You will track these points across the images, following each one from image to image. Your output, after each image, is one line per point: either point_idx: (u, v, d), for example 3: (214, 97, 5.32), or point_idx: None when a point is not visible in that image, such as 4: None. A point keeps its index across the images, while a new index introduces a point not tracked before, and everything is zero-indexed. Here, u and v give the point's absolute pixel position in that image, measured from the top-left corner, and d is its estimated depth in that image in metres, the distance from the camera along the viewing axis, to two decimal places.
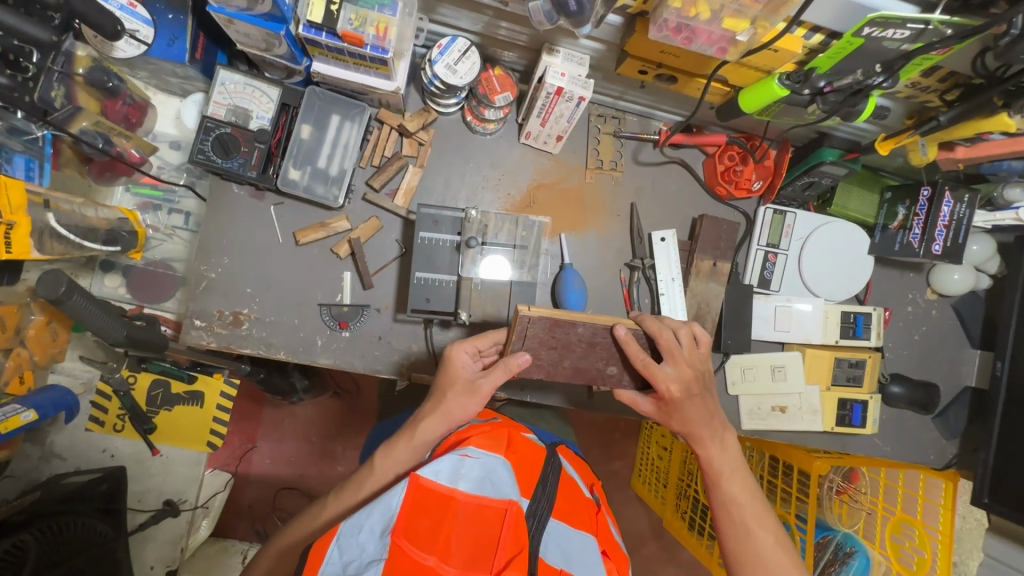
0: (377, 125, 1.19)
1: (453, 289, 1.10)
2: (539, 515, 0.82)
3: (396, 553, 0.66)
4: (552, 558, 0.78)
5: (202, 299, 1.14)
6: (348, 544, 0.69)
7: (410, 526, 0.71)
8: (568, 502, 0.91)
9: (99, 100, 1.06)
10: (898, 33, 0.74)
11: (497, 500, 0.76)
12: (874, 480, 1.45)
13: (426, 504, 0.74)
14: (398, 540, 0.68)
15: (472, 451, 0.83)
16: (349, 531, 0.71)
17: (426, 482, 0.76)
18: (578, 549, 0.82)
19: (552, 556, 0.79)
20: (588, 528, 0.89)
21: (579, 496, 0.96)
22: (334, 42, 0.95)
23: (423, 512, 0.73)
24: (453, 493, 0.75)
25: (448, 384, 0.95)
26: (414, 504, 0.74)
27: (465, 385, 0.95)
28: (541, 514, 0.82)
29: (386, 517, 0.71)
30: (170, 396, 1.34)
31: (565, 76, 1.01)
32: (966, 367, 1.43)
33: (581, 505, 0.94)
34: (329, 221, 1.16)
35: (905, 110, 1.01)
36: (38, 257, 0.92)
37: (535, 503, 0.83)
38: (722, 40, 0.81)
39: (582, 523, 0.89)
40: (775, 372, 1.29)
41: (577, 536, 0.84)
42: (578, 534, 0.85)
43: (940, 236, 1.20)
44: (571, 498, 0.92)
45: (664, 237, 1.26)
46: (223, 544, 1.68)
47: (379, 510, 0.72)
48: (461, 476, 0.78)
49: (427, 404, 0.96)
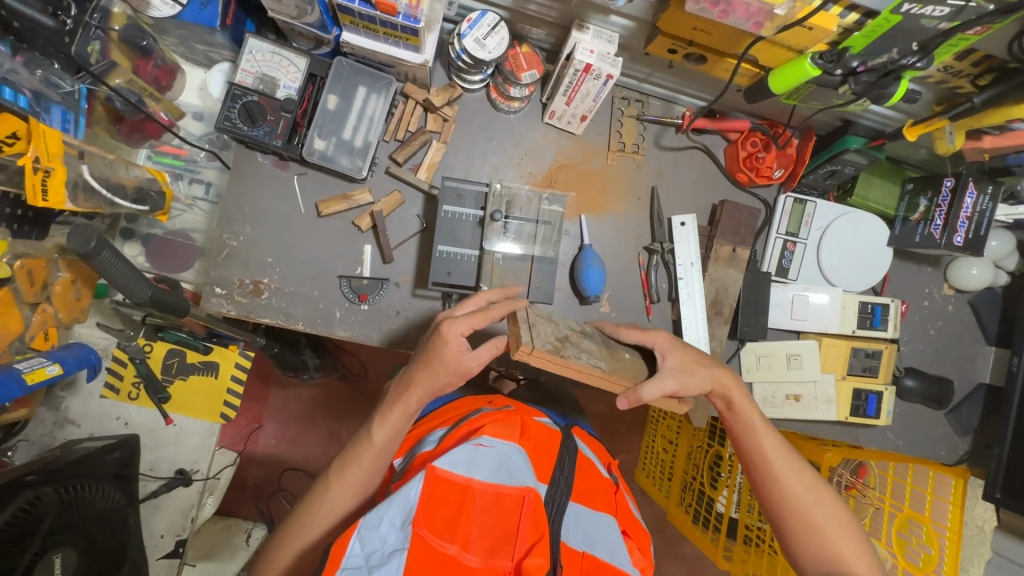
0: (402, 100, 1.19)
1: (475, 263, 1.12)
2: (558, 500, 0.82)
3: (418, 543, 0.68)
4: (573, 540, 0.78)
5: (223, 267, 1.15)
6: (369, 537, 0.69)
7: (429, 517, 0.71)
8: (585, 482, 0.90)
9: (131, 59, 1.07)
10: (937, 10, 0.75)
11: (514, 488, 0.76)
12: (882, 476, 1.43)
13: (443, 495, 0.73)
14: (419, 530, 0.69)
15: (487, 439, 0.81)
16: (370, 523, 0.70)
17: (443, 473, 0.74)
18: (598, 532, 0.82)
19: (574, 539, 0.79)
20: (606, 508, 0.88)
21: (595, 475, 0.95)
22: (366, 10, 0.95)
23: (440, 503, 0.73)
24: (470, 483, 0.75)
25: (438, 361, 0.90)
26: (432, 496, 0.73)
27: (453, 367, 0.90)
28: (560, 498, 0.82)
29: (405, 509, 0.71)
30: (185, 365, 1.35)
31: (594, 53, 1.01)
32: (981, 364, 1.43)
33: (600, 485, 0.93)
34: (351, 193, 1.17)
35: (935, 97, 1.01)
36: (71, 209, 0.93)
37: (553, 487, 0.83)
38: (760, 13, 0.80)
39: (601, 503, 0.88)
40: (791, 361, 1.29)
41: (596, 518, 0.84)
42: (596, 515, 0.85)
43: (962, 228, 1.19)
44: (587, 479, 0.91)
45: (684, 222, 1.26)
46: (228, 522, 1.68)
47: (398, 503, 0.71)
48: (477, 466, 0.77)
49: (417, 362, 0.93)
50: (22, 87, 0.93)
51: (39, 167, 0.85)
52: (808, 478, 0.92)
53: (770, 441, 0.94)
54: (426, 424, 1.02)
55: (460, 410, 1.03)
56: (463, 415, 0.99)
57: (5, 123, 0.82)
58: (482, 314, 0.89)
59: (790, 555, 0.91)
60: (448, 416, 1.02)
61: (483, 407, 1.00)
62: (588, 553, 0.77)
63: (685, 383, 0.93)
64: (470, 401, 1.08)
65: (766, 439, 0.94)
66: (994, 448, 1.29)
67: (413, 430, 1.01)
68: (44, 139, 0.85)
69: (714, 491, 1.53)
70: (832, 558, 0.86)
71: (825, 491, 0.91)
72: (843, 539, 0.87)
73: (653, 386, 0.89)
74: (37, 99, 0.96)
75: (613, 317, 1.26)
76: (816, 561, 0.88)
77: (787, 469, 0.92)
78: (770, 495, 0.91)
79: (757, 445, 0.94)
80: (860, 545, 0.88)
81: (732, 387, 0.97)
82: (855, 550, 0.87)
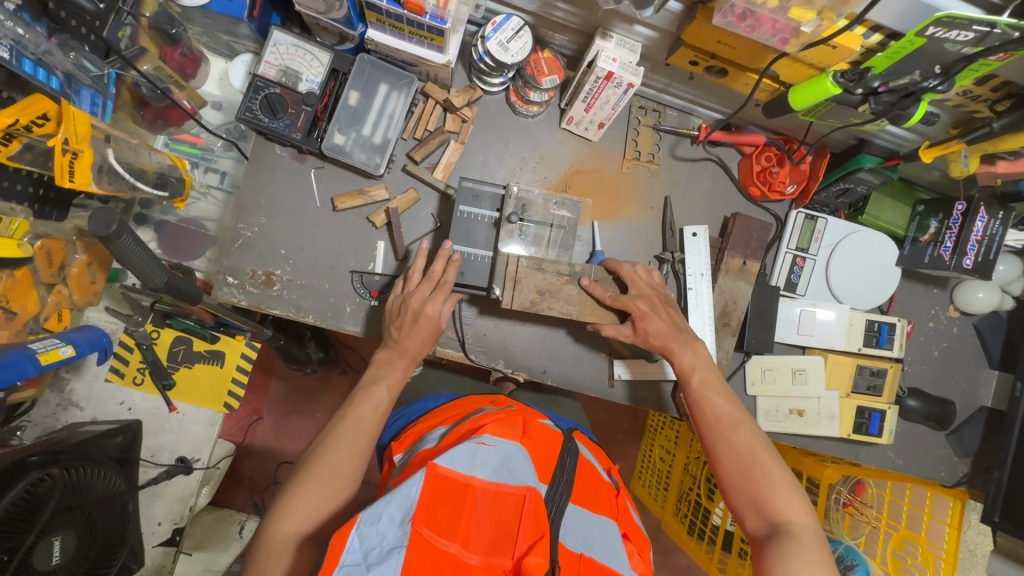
0: (422, 99, 1.20)
1: (488, 264, 1.13)
2: (558, 501, 0.82)
3: (417, 541, 0.68)
4: (572, 542, 0.78)
5: (236, 257, 1.15)
6: (369, 533, 0.68)
7: (429, 516, 0.71)
8: (586, 484, 0.90)
9: (158, 46, 1.07)
10: (962, 35, 0.75)
11: (515, 487, 0.76)
12: (879, 495, 1.44)
13: (444, 493, 0.73)
14: (418, 528, 0.69)
15: (488, 438, 0.81)
16: (369, 519, 0.69)
17: (444, 471, 0.74)
18: (599, 535, 0.82)
19: (572, 541, 0.79)
20: (607, 512, 0.88)
21: (597, 480, 0.95)
22: (394, 8, 0.96)
23: (440, 501, 0.73)
24: (470, 481, 0.75)
25: (420, 329, 1.05)
26: (433, 493, 0.73)
27: (433, 328, 1.06)
28: (560, 500, 0.82)
29: (405, 506, 0.70)
30: (191, 352, 1.35)
31: (616, 61, 1.02)
32: (983, 387, 1.43)
33: (601, 489, 0.93)
34: (367, 189, 1.17)
35: (952, 119, 1.02)
36: (95, 191, 0.94)
37: (553, 488, 0.83)
38: (786, 30, 0.81)
39: (601, 507, 0.88)
40: (796, 375, 1.29)
41: (597, 522, 0.84)
42: (597, 518, 0.85)
43: (972, 251, 1.20)
44: (588, 482, 0.91)
45: (696, 233, 1.26)
46: (221, 513, 1.66)
47: (398, 498, 0.70)
48: (478, 464, 0.77)
49: (394, 331, 1.06)
50: (55, 69, 0.93)
51: (68, 148, 0.85)
52: (746, 428, 0.96)
53: (715, 395, 1.01)
54: (428, 422, 1.02)
55: (462, 409, 1.04)
56: (465, 414, 0.99)
57: (35, 105, 0.82)
58: (438, 285, 1.07)
59: (731, 502, 0.93)
60: (448, 415, 1.02)
61: (485, 407, 1.00)
62: (586, 554, 0.77)
63: (639, 343, 1.09)
64: (470, 402, 1.08)
65: (711, 392, 1.02)
66: (995, 471, 1.29)
67: (415, 428, 1.02)
68: (74, 121, 0.85)
69: (710, 503, 1.52)
70: (764, 500, 0.88)
71: (763, 440, 0.95)
72: (775, 483, 0.89)
73: (609, 332, 1.10)
74: (69, 82, 0.96)
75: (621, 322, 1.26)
76: (752, 504, 0.89)
77: (725, 417, 0.98)
78: (711, 441, 0.97)
79: (702, 398, 1.02)
80: (795, 493, 0.88)
81: (678, 352, 1.06)
82: (787, 495, 0.87)
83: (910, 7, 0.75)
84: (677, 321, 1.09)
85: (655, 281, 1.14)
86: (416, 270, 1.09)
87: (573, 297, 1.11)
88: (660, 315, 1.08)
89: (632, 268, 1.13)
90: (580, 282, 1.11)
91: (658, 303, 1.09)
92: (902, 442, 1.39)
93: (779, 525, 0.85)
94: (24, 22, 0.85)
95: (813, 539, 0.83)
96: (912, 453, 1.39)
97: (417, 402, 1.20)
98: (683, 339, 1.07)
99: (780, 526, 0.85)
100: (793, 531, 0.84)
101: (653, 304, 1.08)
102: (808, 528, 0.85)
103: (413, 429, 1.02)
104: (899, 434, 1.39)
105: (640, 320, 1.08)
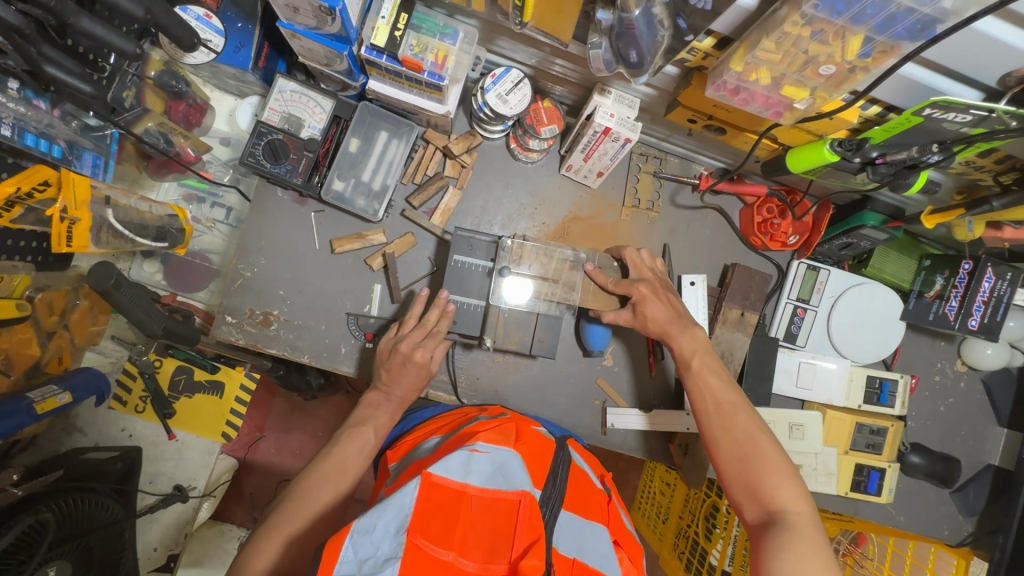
0: (423, 144, 1.22)
1: (481, 313, 1.14)
2: (551, 506, 0.77)
3: (414, 552, 0.62)
4: (564, 547, 0.73)
5: (235, 297, 1.17)
6: (362, 543, 0.62)
7: (425, 523, 0.65)
8: (579, 492, 0.86)
9: (164, 101, 1.12)
10: (960, 116, 0.73)
11: (510, 492, 0.71)
12: (882, 546, 1.36)
13: (439, 500, 0.68)
14: (415, 538, 0.63)
15: (481, 445, 0.77)
16: (363, 528, 0.63)
17: (438, 479, 0.69)
18: (592, 542, 0.76)
19: (565, 546, 0.73)
20: (599, 518, 0.84)
21: (589, 487, 0.91)
22: (393, 66, 0.97)
23: (436, 508, 0.68)
24: (465, 489, 0.70)
25: (412, 376, 1.05)
26: (428, 501, 0.67)
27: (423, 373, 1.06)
28: (553, 504, 0.77)
29: (400, 516, 0.65)
30: (192, 382, 1.38)
31: (614, 117, 1.00)
32: (991, 444, 1.39)
33: (593, 496, 0.90)
34: (366, 233, 1.19)
35: (955, 186, 1.01)
36: (94, 250, 0.98)
37: (547, 492, 0.78)
38: (779, 104, 0.81)
39: (593, 513, 0.84)
40: (793, 431, 1.24)
41: (589, 528, 0.79)
42: (590, 525, 0.80)
43: (977, 312, 1.18)
44: (580, 489, 0.87)
45: (694, 282, 1.24)
46: (221, 527, 1.52)
47: (393, 508, 0.65)
48: (472, 471, 0.72)
49: (382, 375, 1.07)
50: (58, 138, 0.95)
51: (66, 216, 0.89)
52: (744, 411, 0.94)
53: (713, 378, 0.99)
54: (423, 431, 1.02)
55: (456, 419, 1.03)
56: (459, 423, 0.99)
57: (37, 174, 0.87)
58: (431, 333, 1.08)
59: (727, 488, 0.90)
60: (442, 424, 1.02)
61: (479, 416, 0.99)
62: (579, 560, 0.71)
63: (638, 327, 1.08)
64: (467, 411, 1.08)
65: (708, 374, 0.99)
66: (999, 535, 1.23)
67: (410, 437, 1.00)
68: (73, 188, 0.89)
69: (708, 543, 1.47)
70: (761, 488, 0.86)
71: (761, 425, 0.92)
72: (773, 471, 0.86)
73: (610, 318, 1.10)
74: (71, 148, 0.98)
75: (616, 371, 1.27)
76: (750, 492, 0.87)
77: (724, 398, 0.96)
78: (709, 427, 0.95)
79: (699, 381, 0.99)
80: (793, 481, 0.85)
81: (676, 336, 1.04)
82: (784, 482, 0.85)
83: (911, 85, 0.74)
84: (676, 306, 1.07)
85: (658, 269, 1.15)
86: (410, 316, 1.10)
87: (577, 283, 1.13)
88: (660, 298, 1.07)
89: (635, 253, 1.14)
90: (583, 268, 1.13)
91: (659, 286, 1.09)
92: (903, 498, 1.35)
93: (776, 515, 0.83)
94: (26, 101, 0.87)
95: (810, 529, 0.80)
96: (913, 510, 1.35)
97: (414, 412, 1.17)
98: (683, 324, 1.05)
99: (777, 515, 0.83)
100: (789, 520, 0.81)
101: (654, 287, 1.08)
102: (805, 516, 0.82)
103: (407, 438, 1.01)
104: (900, 490, 1.36)
105: (639, 304, 1.07)
